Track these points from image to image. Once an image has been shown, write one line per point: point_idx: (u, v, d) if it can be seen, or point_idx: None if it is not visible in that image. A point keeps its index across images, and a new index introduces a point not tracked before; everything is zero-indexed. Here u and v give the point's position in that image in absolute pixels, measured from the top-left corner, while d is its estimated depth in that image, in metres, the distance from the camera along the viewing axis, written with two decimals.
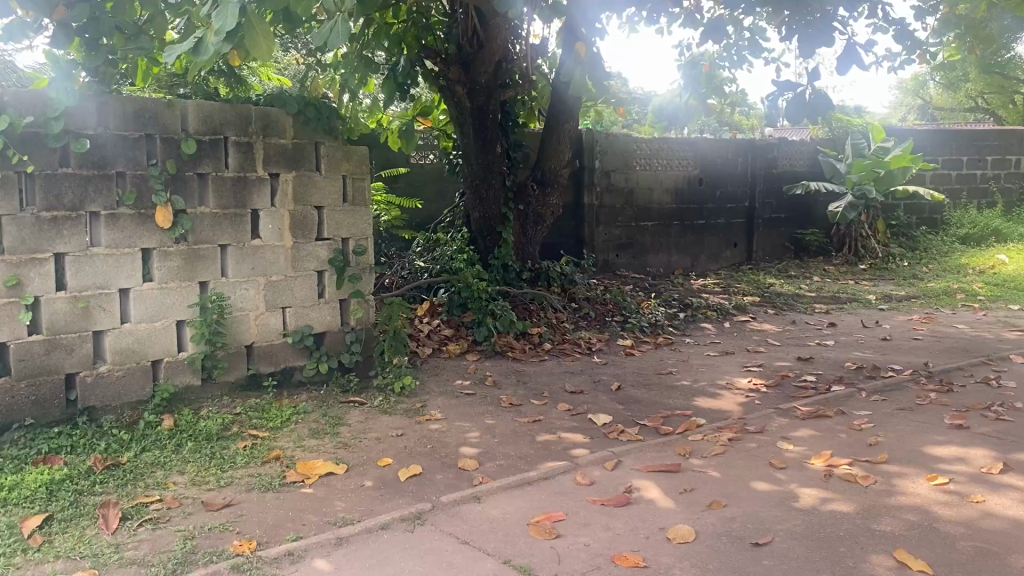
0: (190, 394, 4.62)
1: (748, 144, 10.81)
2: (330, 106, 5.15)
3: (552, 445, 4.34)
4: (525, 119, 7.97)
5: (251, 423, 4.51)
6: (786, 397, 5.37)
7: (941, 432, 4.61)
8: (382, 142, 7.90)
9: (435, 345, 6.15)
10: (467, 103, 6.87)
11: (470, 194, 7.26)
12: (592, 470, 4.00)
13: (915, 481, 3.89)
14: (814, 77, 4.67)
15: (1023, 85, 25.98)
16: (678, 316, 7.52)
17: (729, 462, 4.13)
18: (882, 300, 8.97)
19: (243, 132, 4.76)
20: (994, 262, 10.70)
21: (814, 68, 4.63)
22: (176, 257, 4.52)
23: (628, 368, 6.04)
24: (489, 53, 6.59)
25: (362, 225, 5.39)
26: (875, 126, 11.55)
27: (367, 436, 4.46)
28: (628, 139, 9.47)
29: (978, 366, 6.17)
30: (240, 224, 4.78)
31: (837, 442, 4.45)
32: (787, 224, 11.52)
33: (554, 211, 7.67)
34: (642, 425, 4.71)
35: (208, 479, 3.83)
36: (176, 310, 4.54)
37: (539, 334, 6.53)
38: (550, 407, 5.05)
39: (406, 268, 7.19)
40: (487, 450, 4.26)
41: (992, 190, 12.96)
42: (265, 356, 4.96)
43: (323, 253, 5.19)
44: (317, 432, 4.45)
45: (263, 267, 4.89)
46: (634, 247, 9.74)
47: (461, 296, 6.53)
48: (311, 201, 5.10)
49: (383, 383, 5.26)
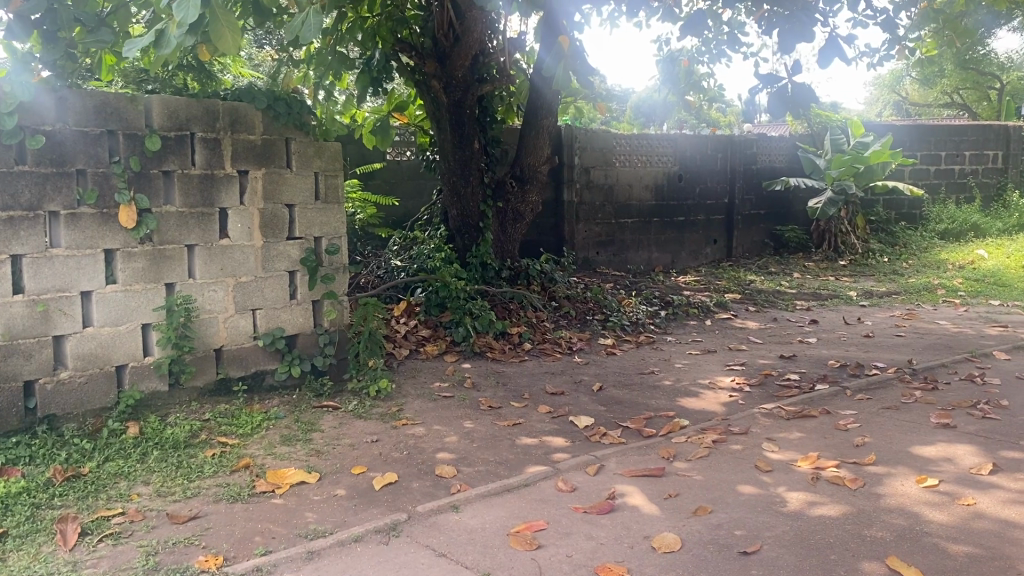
0: (157, 400, 4.46)
1: (727, 139, 10.74)
2: (301, 100, 5.00)
3: (532, 450, 4.22)
4: (503, 115, 7.74)
5: (220, 430, 4.35)
6: (770, 396, 5.28)
7: (928, 432, 4.52)
8: (357, 138, 7.79)
9: (412, 346, 6.00)
10: (443, 98, 6.70)
11: (447, 191, 7.11)
12: (573, 476, 3.87)
13: (904, 483, 3.79)
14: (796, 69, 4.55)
15: (997, 80, 26.20)
16: (659, 314, 7.41)
17: (713, 465, 4.02)
18: (863, 296, 8.90)
19: (210, 128, 4.60)
20: (973, 258, 10.69)
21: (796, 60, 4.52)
22: (140, 258, 4.34)
23: (609, 368, 5.92)
24: (467, 46, 6.41)
25: (336, 223, 5.25)
26: (854, 121, 11.44)
27: (341, 442, 4.32)
28: (607, 135, 9.36)
29: (961, 363, 6.11)
30: (208, 223, 4.61)
31: (824, 443, 4.35)
32: (767, 220, 11.47)
33: (533, 209, 7.54)
34: (624, 427, 4.59)
35: (174, 489, 3.67)
36: (140, 314, 4.36)
37: (519, 334, 6.40)
38: (530, 409, 4.93)
39: (383, 267, 7.04)
40: (465, 456, 4.12)
41: (970, 185, 12.94)
42: (235, 359, 4.80)
43: (295, 253, 5.03)
44: (289, 439, 4.30)
45: (232, 267, 4.73)
46: (614, 244, 9.63)
47: (439, 296, 6.39)
48: (282, 199, 4.94)
49: (357, 387, 5.11)
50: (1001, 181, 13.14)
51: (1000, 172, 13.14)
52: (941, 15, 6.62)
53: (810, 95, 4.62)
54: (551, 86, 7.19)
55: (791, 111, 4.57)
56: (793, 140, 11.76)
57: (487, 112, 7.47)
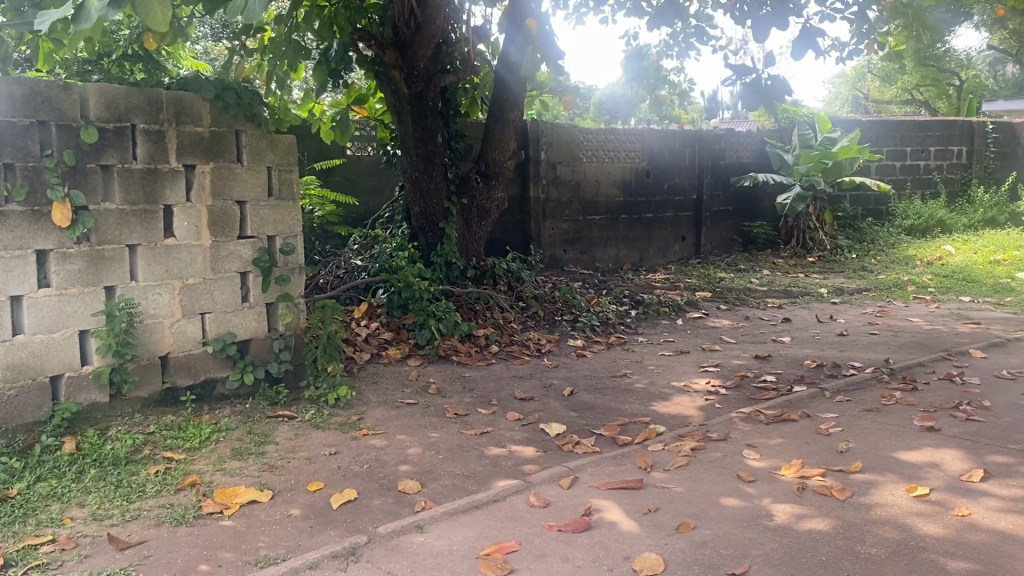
0: (97, 412, 4.12)
1: (694, 134, 10.57)
2: (251, 90, 4.69)
3: (501, 461, 3.96)
4: (468, 108, 7.46)
5: (166, 444, 4.04)
6: (747, 399, 5.08)
7: (912, 436, 4.32)
8: (315, 132, 7.48)
9: (373, 350, 5.72)
10: (404, 90, 6.42)
11: (410, 187, 6.84)
12: (546, 489, 3.63)
13: (892, 491, 3.57)
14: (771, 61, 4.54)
15: (956, 76, 26.45)
16: (630, 313, 7.19)
17: (694, 475, 3.80)
18: (834, 293, 8.78)
19: (153, 119, 4.28)
20: (941, 254, 10.64)
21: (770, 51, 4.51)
22: (77, 259, 4.01)
23: (580, 371, 5.68)
24: (428, 35, 6.10)
25: (291, 221, 4.96)
26: (821, 116, 11.34)
27: (296, 455, 4.03)
28: (574, 129, 9.13)
29: (939, 362, 5.96)
30: (151, 222, 4.29)
31: (807, 449, 4.15)
32: (734, 216, 11.35)
33: (499, 206, 7.29)
34: (598, 435, 4.36)
35: (113, 512, 3.36)
36: (77, 319, 4.03)
37: (485, 336, 6.14)
38: (498, 416, 4.68)
39: (343, 267, 6.75)
40: (428, 469, 3.86)
41: (935, 180, 12.92)
42: (182, 367, 4.49)
43: (246, 253, 4.73)
44: (241, 453, 4.01)
45: (178, 268, 4.42)
46: (582, 241, 9.42)
47: (402, 296, 6.11)
48: (232, 195, 4.63)
49: (315, 395, 4.83)
50: (966, 176, 13.12)
51: (965, 168, 13.12)
52: (908, 9, 6.47)
53: (785, 88, 4.61)
54: (517, 77, 6.94)
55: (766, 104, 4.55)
56: (760, 135, 11.64)
57: (450, 105, 7.19)
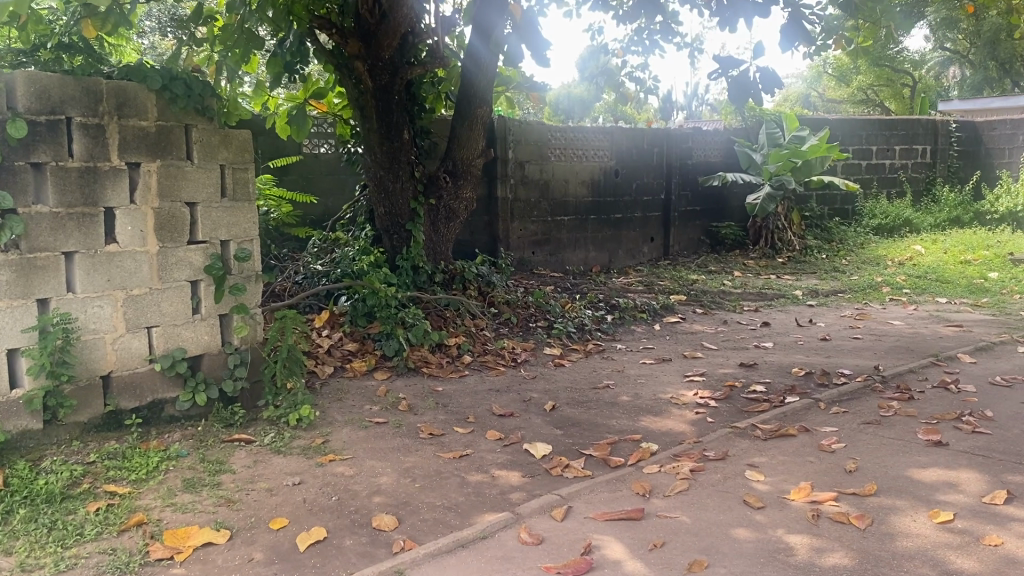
0: (28, 441, 3.66)
1: (662, 133, 10.31)
2: (203, 81, 4.26)
3: (484, 490, 3.60)
4: (433, 103, 7.07)
5: (108, 476, 3.60)
6: (739, 411, 4.78)
7: (920, 452, 4.05)
8: (270, 129, 7.06)
9: (337, 362, 5.32)
10: (368, 83, 6.02)
11: (374, 187, 6.45)
12: (537, 523, 3.27)
13: (914, 518, 3.26)
14: (757, 55, 4.56)
15: (909, 76, 26.76)
16: (606, 318, 6.89)
17: (697, 501, 3.48)
18: (809, 295, 8.58)
19: (92, 111, 3.83)
20: (912, 253, 10.53)
21: (756, 47, 4.52)
22: (4, 270, 3.55)
23: (560, 383, 5.33)
24: (395, 24, 5.72)
25: (246, 224, 4.54)
26: (789, 115, 11.12)
27: (256, 486, 3.63)
28: (542, 127, 8.79)
29: (929, 368, 5.74)
30: (91, 227, 3.85)
31: (812, 468, 3.85)
32: (702, 216, 11.12)
33: (467, 207, 6.92)
34: (587, 456, 4.02)
35: (45, 561, 2.92)
36: (5, 337, 3.56)
37: (457, 345, 5.77)
38: (477, 436, 4.31)
39: (301, 272, 6.32)
40: (404, 500, 3.48)
41: (900, 179, 12.86)
42: (127, 388, 4.04)
43: (198, 260, 4.30)
44: (193, 485, 3.59)
45: (121, 277, 3.97)
46: (550, 243, 9.10)
47: (366, 305, 5.71)
48: (181, 196, 4.20)
49: (275, 415, 4.42)
50: (929, 176, 13.10)
51: (929, 167, 13.09)
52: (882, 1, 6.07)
53: (773, 79, 4.63)
54: (485, 72, 6.59)
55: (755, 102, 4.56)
56: (727, 134, 11.38)
57: (415, 100, 6.79)
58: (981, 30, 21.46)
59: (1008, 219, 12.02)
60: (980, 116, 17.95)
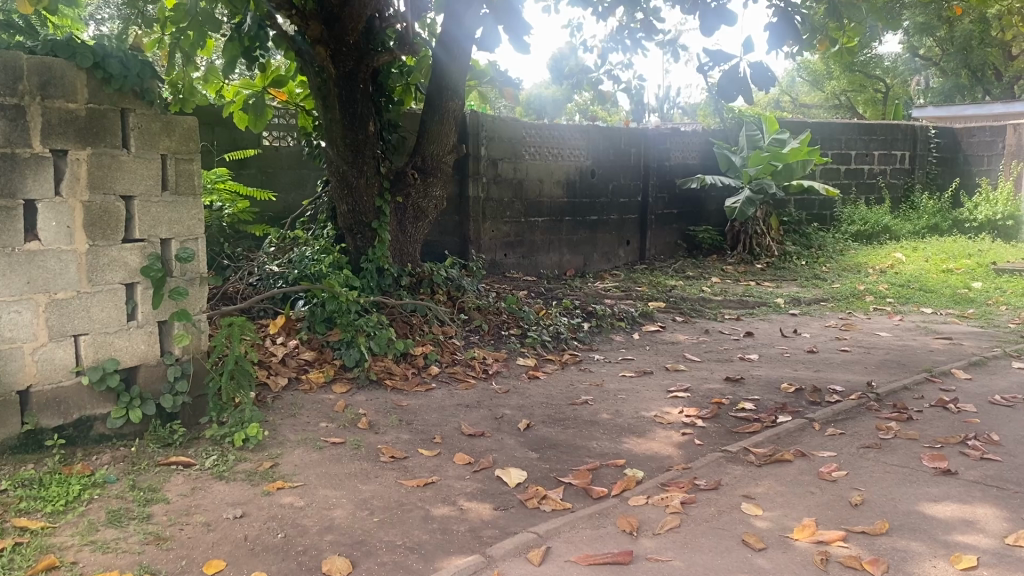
0: None
1: (640, 133, 9.96)
2: (143, 60, 3.80)
3: (451, 526, 3.19)
4: (401, 95, 6.64)
5: (20, 507, 3.14)
6: (729, 433, 4.42)
7: (929, 482, 3.71)
8: (226, 119, 6.59)
9: (291, 373, 4.87)
10: (331, 70, 5.58)
11: (336, 182, 6.01)
12: (512, 568, 2.87)
13: (933, 564, 2.91)
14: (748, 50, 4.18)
15: (882, 81, 26.70)
16: (582, 327, 6.51)
17: (691, 541, 3.10)
18: (791, 303, 8.28)
19: (10, 91, 3.36)
20: (892, 261, 10.29)
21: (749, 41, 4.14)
22: None
23: (535, 398, 4.93)
24: (360, 6, 5.29)
25: (189, 222, 4.09)
26: (769, 116, 10.84)
27: (192, 520, 3.18)
28: (516, 123, 8.39)
29: (924, 385, 5.41)
30: (7, 221, 3.39)
31: (813, 501, 3.49)
32: (679, 219, 10.79)
33: (436, 206, 6.51)
34: (566, 485, 3.62)
35: None
36: None
37: (423, 355, 5.33)
38: (443, 460, 3.90)
39: (256, 274, 5.86)
40: (360, 539, 3.05)
41: (879, 185, 12.65)
42: (49, 404, 3.58)
43: (134, 260, 3.84)
44: (119, 518, 3.14)
45: (44, 279, 3.51)
46: (523, 245, 8.70)
47: (326, 310, 5.27)
48: (116, 188, 3.74)
49: (218, 434, 3.98)
50: (908, 182, 12.92)
51: (907, 173, 12.90)
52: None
53: (765, 76, 4.24)
54: (458, 62, 6.17)
55: (749, 99, 4.15)
56: (706, 135, 11.03)
57: (382, 91, 6.35)
58: (953, 38, 21.46)
59: (987, 228, 11.92)
60: (954, 122, 17.90)
